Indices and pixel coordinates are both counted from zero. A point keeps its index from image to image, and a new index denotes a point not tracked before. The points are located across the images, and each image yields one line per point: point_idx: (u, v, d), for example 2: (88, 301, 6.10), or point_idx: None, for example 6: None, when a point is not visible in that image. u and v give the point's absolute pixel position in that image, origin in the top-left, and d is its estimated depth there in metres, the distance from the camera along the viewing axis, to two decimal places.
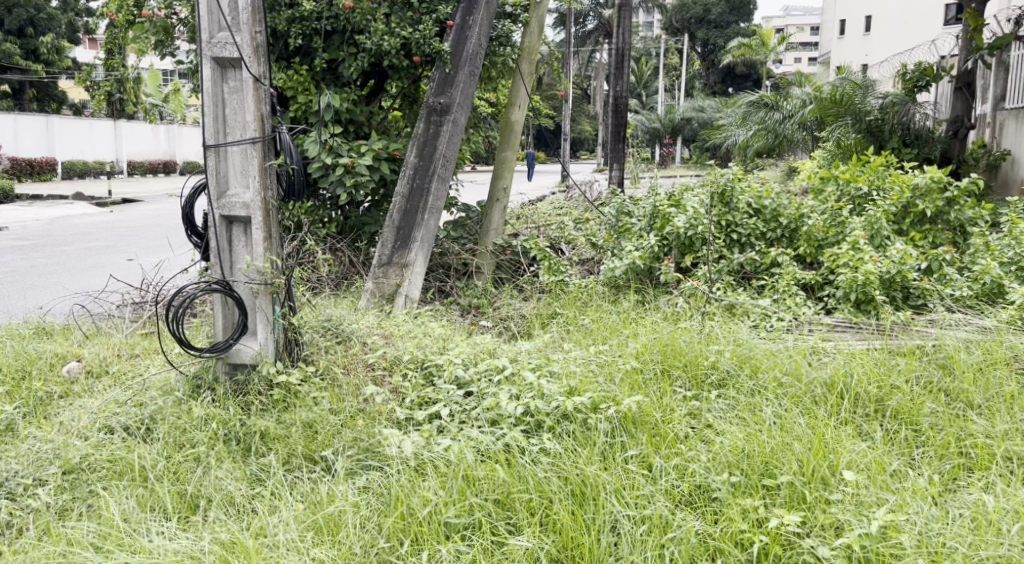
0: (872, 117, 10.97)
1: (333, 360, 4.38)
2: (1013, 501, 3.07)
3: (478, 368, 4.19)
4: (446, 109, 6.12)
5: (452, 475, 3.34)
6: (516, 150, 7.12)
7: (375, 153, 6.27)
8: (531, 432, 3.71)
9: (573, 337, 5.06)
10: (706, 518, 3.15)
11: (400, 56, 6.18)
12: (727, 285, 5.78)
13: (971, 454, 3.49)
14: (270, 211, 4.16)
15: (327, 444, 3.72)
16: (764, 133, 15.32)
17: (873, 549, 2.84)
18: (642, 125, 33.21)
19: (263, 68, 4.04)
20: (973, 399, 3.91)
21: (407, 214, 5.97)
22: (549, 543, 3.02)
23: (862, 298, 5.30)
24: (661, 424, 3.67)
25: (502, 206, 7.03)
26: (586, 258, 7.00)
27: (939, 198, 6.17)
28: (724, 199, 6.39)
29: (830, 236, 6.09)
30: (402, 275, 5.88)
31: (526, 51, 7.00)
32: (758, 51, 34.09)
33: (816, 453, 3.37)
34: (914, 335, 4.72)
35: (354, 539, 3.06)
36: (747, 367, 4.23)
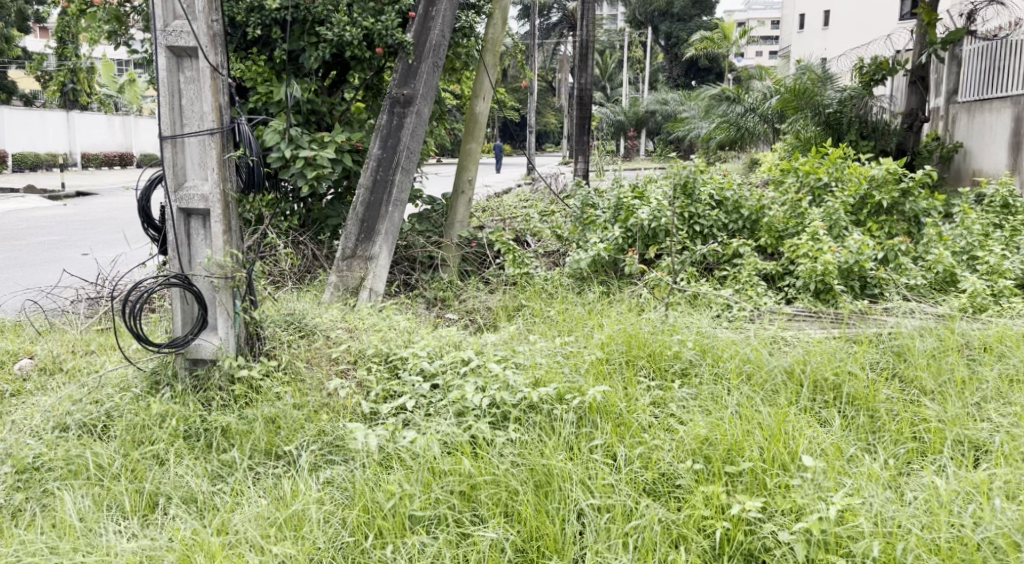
0: (831, 109, 11.15)
1: (296, 354, 4.35)
2: (964, 483, 3.14)
3: (444, 360, 4.19)
4: (410, 100, 6.05)
5: (418, 467, 3.35)
6: (480, 142, 7.09)
7: (338, 145, 6.22)
8: (497, 423, 3.72)
9: (538, 329, 5.08)
10: (670, 506, 3.20)
11: (362, 47, 6.15)
12: (690, 275, 5.84)
13: (924, 438, 3.57)
14: (230, 203, 4.11)
15: (291, 439, 3.70)
16: (726, 125, 15.48)
17: (831, 533, 2.89)
18: (607, 118, 33.34)
19: (220, 57, 3.98)
20: (925, 384, 3.99)
21: (371, 207, 5.93)
22: (514, 534, 3.04)
23: (821, 287, 5.41)
24: (625, 414, 3.70)
25: (467, 198, 6.99)
26: (551, 250, 7.00)
27: (894, 189, 6.33)
28: (687, 191, 6.44)
29: (790, 227, 6.22)
30: (366, 268, 5.88)
31: (490, 43, 6.99)
32: (721, 45, 34.29)
33: (776, 441, 3.42)
34: (871, 324, 4.82)
35: (318, 534, 3.04)
36: (709, 357, 4.29)
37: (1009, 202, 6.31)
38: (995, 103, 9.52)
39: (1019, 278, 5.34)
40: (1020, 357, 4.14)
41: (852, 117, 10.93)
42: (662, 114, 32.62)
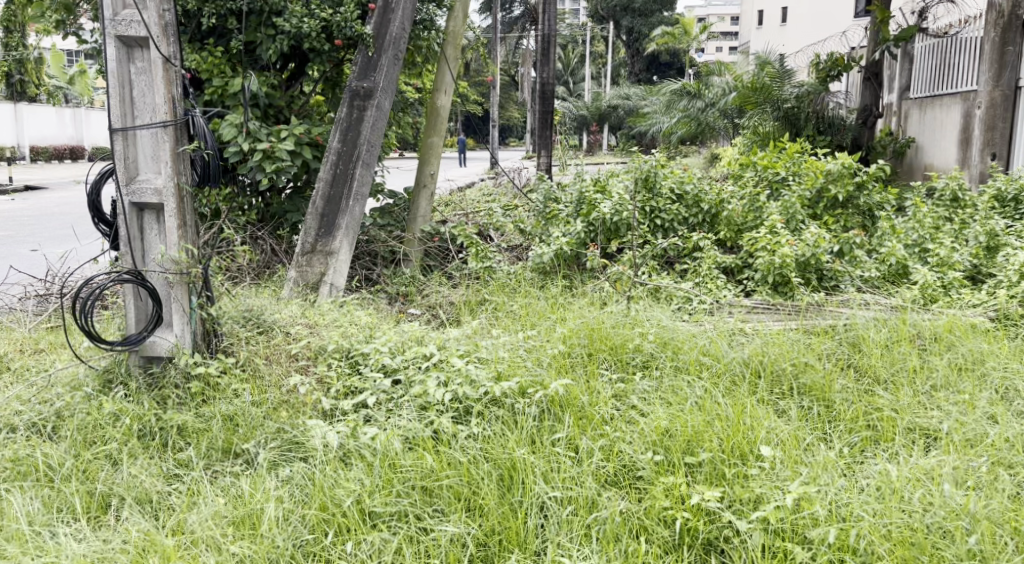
0: (789, 105, 11.32)
1: (254, 351, 4.29)
2: (915, 470, 3.21)
3: (406, 355, 4.16)
4: (370, 93, 5.98)
5: (379, 464, 3.33)
6: (441, 136, 7.05)
7: (297, 138, 6.15)
8: (460, 418, 3.72)
9: (501, 323, 5.08)
10: (631, 497, 3.23)
11: (321, 39, 6.06)
12: (651, 268, 5.89)
13: (877, 427, 3.64)
14: (185, 197, 4.04)
15: (249, 437, 3.66)
16: (687, 120, 15.65)
17: (787, 521, 2.94)
18: (569, 112, 33.37)
19: (173, 48, 3.90)
20: (879, 374, 4.08)
21: (331, 201, 5.86)
22: (476, 528, 3.04)
23: (779, 280, 5.50)
24: (587, 407, 3.73)
25: (428, 192, 6.95)
26: (514, 244, 7.01)
27: (850, 182, 6.39)
28: (647, 185, 6.47)
29: (749, 221, 6.28)
30: (326, 262, 5.84)
31: (450, 36, 6.93)
32: (682, 41, 34.51)
33: (735, 431, 3.46)
34: (827, 315, 4.90)
35: (276, 532, 3.01)
36: (669, 349, 4.33)
37: (959, 196, 6.43)
38: (945, 100, 9.70)
39: (969, 270, 5.45)
40: (969, 347, 4.23)
41: (809, 113, 11.12)
42: (624, 109, 32.69)
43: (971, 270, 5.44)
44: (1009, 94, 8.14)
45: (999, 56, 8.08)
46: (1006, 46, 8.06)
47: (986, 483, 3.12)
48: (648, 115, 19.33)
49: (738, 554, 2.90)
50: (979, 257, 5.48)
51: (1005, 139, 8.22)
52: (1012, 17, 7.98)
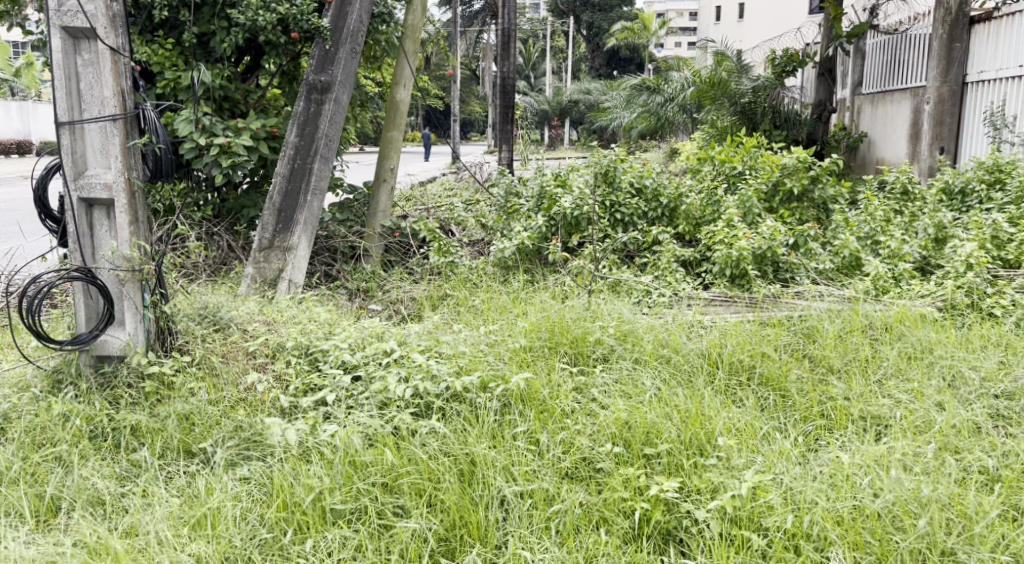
0: (746, 99, 11.43)
1: (211, 349, 4.22)
2: (867, 456, 3.27)
3: (367, 352, 4.13)
4: (327, 87, 5.91)
5: (338, 460, 3.31)
6: (401, 130, 6.99)
7: (253, 132, 6.06)
8: (421, 414, 3.71)
9: (463, 318, 5.08)
10: (591, 489, 3.25)
11: (276, 32, 5.98)
12: (612, 262, 5.93)
13: (831, 415, 3.71)
14: (136, 192, 3.97)
15: (204, 436, 3.61)
16: (647, 115, 15.68)
17: (744, 509, 2.98)
18: (531, 106, 33.39)
19: (121, 39, 3.83)
20: (833, 364, 4.16)
21: (288, 196, 5.80)
22: (437, 524, 3.04)
23: (736, 273, 5.58)
24: (548, 401, 3.74)
25: (388, 187, 6.90)
26: (476, 239, 7.00)
27: (805, 176, 6.50)
28: (607, 179, 6.50)
29: (707, 215, 6.35)
30: (284, 259, 5.78)
31: (410, 29, 6.92)
32: (641, 36, 34.70)
33: (693, 422, 3.51)
34: (783, 307, 4.98)
35: (233, 531, 2.98)
36: (629, 342, 4.37)
37: (909, 189, 6.58)
38: (896, 95, 9.87)
39: (918, 262, 5.56)
40: (918, 336, 4.33)
41: (766, 108, 11.30)
42: (584, 103, 32.81)
43: (921, 262, 5.56)
44: (956, 90, 8.33)
45: (946, 52, 8.25)
46: (954, 42, 8.23)
47: (933, 469, 3.19)
48: (608, 110, 19.46)
49: (696, 543, 2.94)
50: (928, 249, 5.59)
51: (953, 134, 8.43)
52: (960, 14, 8.14)
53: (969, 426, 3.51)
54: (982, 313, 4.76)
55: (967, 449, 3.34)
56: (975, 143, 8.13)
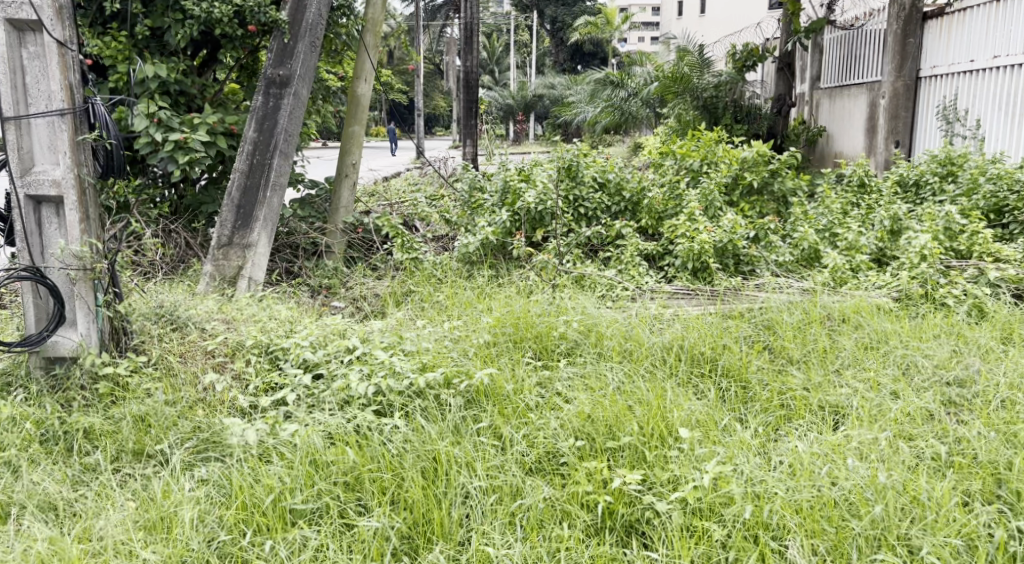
0: (707, 94, 11.58)
1: (168, 348, 4.15)
2: (826, 445, 3.31)
3: (328, 349, 4.08)
4: (286, 81, 5.82)
5: (299, 460, 3.28)
6: (363, 125, 6.92)
7: (210, 127, 5.97)
8: (383, 411, 3.68)
9: (427, 314, 5.05)
10: (555, 483, 3.26)
11: (233, 25, 5.86)
12: (576, 256, 5.95)
13: (790, 405, 3.75)
14: (86, 189, 3.89)
15: (161, 438, 3.55)
16: (611, 110, 15.50)
17: (705, 500, 3.01)
18: (495, 101, 33.31)
19: (68, 32, 3.73)
20: (792, 355, 4.21)
21: (247, 193, 5.71)
22: (400, 522, 3.02)
23: (698, 266, 5.63)
24: (512, 396, 3.74)
25: (351, 182, 6.81)
26: (440, 235, 6.96)
27: (764, 170, 6.59)
28: (571, 174, 6.51)
29: (669, 209, 6.37)
30: (244, 256, 5.71)
31: (371, 23, 6.81)
32: (604, 31, 34.72)
33: (654, 415, 3.52)
34: (744, 299, 5.03)
35: (190, 534, 2.93)
36: (593, 336, 4.38)
37: (865, 182, 6.68)
38: (852, 90, 10.01)
39: (875, 254, 5.65)
40: (874, 327, 4.40)
41: (727, 102, 11.44)
42: (548, 98, 32.79)
43: (877, 253, 5.64)
44: (911, 84, 8.48)
45: (901, 47, 8.40)
46: (908, 37, 8.37)
47: (888, 456, 3.24)
48: (572, 104, 19.50)
49: (659, 535, 2.96)
50: (885, 240, 5.67)
51: (908, 128, 8.59)
52: (913, 10, 8.28)
53: (922, 414, 3.56)
54: (936, 303, 4.85)
55: (920, 436, 3.40)
56: (928, 137, 8.28)
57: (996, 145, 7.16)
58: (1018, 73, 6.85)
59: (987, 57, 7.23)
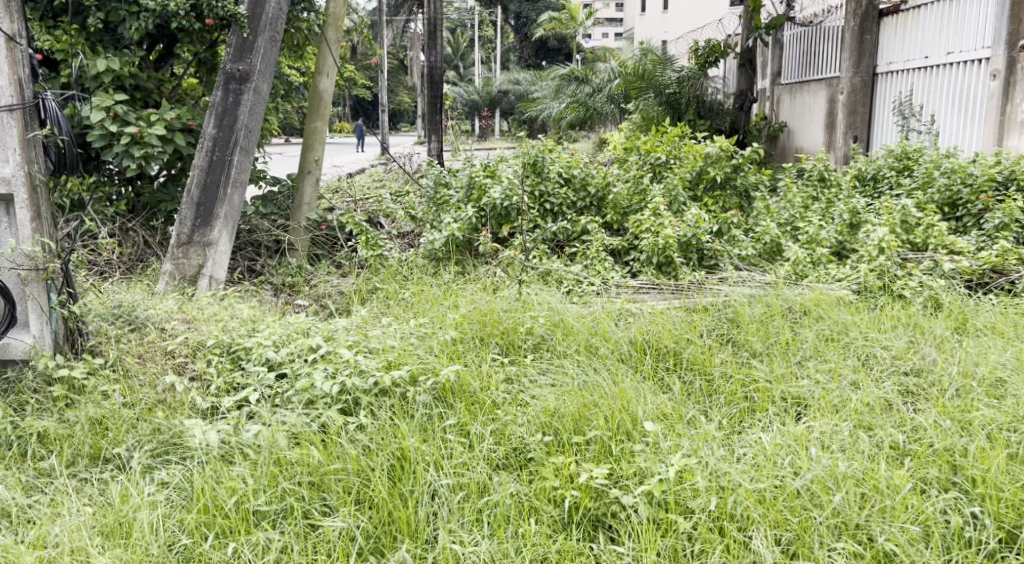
0: (670, 90, 11.65)
1: (126, 350, 4.07)
2: (788, 437, 3.34)
3: (292, 348, 4.02)
4: (246, 76, 5.72)
5: (263, 461, 3.23)
6: (325, 120, 6.84)
7: (167, 123, 5.85)
8: (349, 410, 3.63)
9: (392, 311, 5.01)
10: (523, 479, 3.25)
11: (190, 18, 5.79)
12: (542, 252, 5.94)
13: (754, 398, 3.78)
14: (37, 186, 3.80)
15: (119, 441, 3.47)
16: (576, 106, 15.46)
17: (670, 493, 3.02)
18: (460, 97, 33.15)
19: (16, 26, 3.66)
20: (755, 347, 4.25)
21: (207, 190, 5.62)
22: (365, 521, 2.99)
23: (663, 260, 5.64)
24: (479, 392, 3.72)
25: (314, 178, 6.72)
26: (405, 231, 6.91)
27: (727, 165, 6.63)
28: (536, 169, 6.50)
29: (634, 204, 6.40)
30: (204, 254, 5.61)
31: (332, 18, 6.71)
32: (569, 26, 34.71)
33: (621, 409, 3.53)
34: (707, 293, 5.06)
35: (150, 539, 2.87)
36: (560, 331, 4.38)
37: (825, 176, 6.75)
38: (813, 85, 10.13)
39: (835, 247, 5.70)
40: (835, 319, 4.45)
41: (689, 98, 11.53)
42: (513, 93, 32.72)
43: (838, 246, 5.69)
44: (868, 80, 8.64)
45: (858, 44, 8.55)
46: (865, 34, 8.53)
47: (849, 446, 3.28)
48: (537, 99, 19.50)
49: (625, 530, 2.96)
50: (844, 233, 5.74)
51: (866, 123, 8.73)
52: (869, 7, 8.43)
53: (881, 404, 3.61)
54: (894, 296, 4.91)
55: (880, 425, 3.44)
56: (885, 132, 8.42)
57: (949, 141, 7.28)
58: (970, 70, 6.97)
59: (941, 53, 7.34)
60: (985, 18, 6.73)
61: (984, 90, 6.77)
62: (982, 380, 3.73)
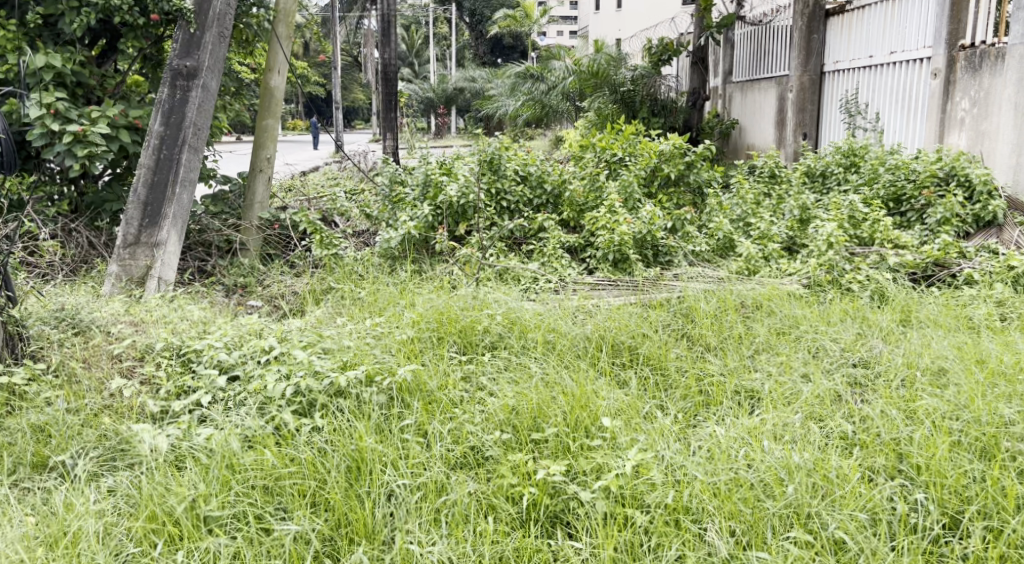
0: (625, 87, 11.72)
1: (70, 354, 3.96)
2: (741, 429, 3.37)
3: (244, 350, 3.94)
4: (194, 72, 5.60)
5: (215, 465, 3.16)
6: (276, 118, 6.72)
7: (112, 121, 5.69)
8: (303, 412, 3.57)
9: (348, 311, 4.95)
10: (480, 477, 3.23)
11: (134, 13, 5.67)
12: (499, 251, 5.91)
13: (708, 392, 3.81)
14: None
15: (63, 448, 3.38)
16: (531, 103, 15.54)
17: (627, 487, 3.04)
18: (416, 94, 32.93)
19: None
20: (709, 341, 4.29)
21: (154, 189, 5.50)
22: (321, 524, 2.94)
23: (618, 258, 5.65)
24: (435, 391, 3.69)
25: (265, 176, 6.61)
26: (360, 230, 6.84)
27: (680, 162, 6.69)
28: (492, 167, 6.47)
29: (589, 202, 6.43)
30: (152, 255, 5.48)
31: (281, 13, 6.60)
32: (523, 25, 34.66)
33: (578, 405, 3.53)
34: (662, 290, 5.10)
35: (96, 549, 2.80)
36: (517, 329, 4.37)
37: (776, 173, 6.87)
38: (762, 83, 10.29)
39: (786, 242, 5.78)
40: (785, 313, 4.52)
41: (643, 96, 11.63)
42: (469, 91, 32.54)
43: (788, 242, 5.77)
44: (816, 79, 8.79)
45: (805, 43, 8.74)
46: (812, 34, 8.70)
47: (800, 437, 3.32)
48: (494, 97, 19.47)
49: (583, 525, 2.96)
50: (794, 229, 5.83)
51: (814, 120, 8.89)
52: (816, 7, 8.62)
53: (831, 395, 3.67)
54: (842, 289, 4.99)
55: (829, 416, 3.49)
56: (832, 129, 8.58)
57: (893, 138, 7.45)
58: (911, 69, 7.13)
59: (884, 53, 7.50)
60: (924, 18, 6.89)
61: (926, 89, 6.92)
62: (925, 370, 3.80)
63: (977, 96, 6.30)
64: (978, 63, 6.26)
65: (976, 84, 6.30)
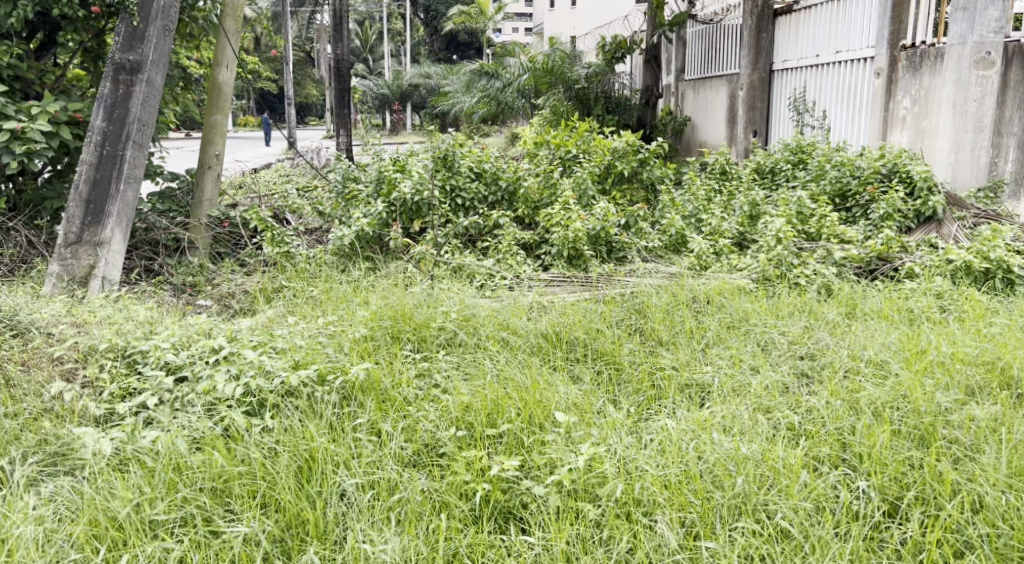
0: (579, 85, 11.78)
1: (7, 357, 3.84)
2: (692, 422, 3.41)
3: (192, 350, 3.85)
4: (137, 67, 5.46)
5: (161, 468, 3.10)
6: (225, 113, 6.60)
7: (52, 116, 5.52)
8: (253, 412, 3.52)
9: (300, 309, 4.89)
10: (433, 474, 3.21)
11: (73, 5, 5.55)
12: (454, 247, 5.89)
13: (660, 385, 3.85)
14: None
15: (2, 453, 3.28)
16: (487, 100, 15.53)
17: (580, 482, 3.05)
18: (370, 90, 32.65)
19: None
20: (661, 336, 4.33)
21: (97, 186, 5.36)
22: (271, 525, 2.90)
23: (573, 254, 5.67)
24: (389, 389, 3.66)
25: (214, 174, 6.50)
26: (313, 227, 6.74)
27: (633, 159, 6.75)
28: (447, 163, 6.43)
29: (544, 198, 6.44)
30: (95, 254, 5.35)
31: (229, 7, 6.44)
32: (478, 22, 34.53)
33: (531, 401, 3.53)
34: (616, 285, 5.13)
35: (35, 556, 2.72)
36: (471, 325, 4.35)
37: (726, 169, 6.97)
38: (713, 81, 10.42)
39: (737, 237, 5.85)
40: (736, 307, 4.59)
41: (598, 93, 11.71)
42: (424, 87, 32.35)
43: (738, 237, 5.84)
44: (765, 77, 8.93)
45: (755, 42, 8.87)
46: (761, 33, 8.83)
47: (748, 429, 3.37)
48: (449, 93, 19.42)
49: (535, 520, 2.96)
50: (745, 225, 5.92)
51: (764, 117, 9.03)
52: (765, 6, 8.74)
53: (779, 387, 3.72)
54: (790, 283, 5.07)
55: (777, 408, 3.54)
56: (781, 127, 8.72)
57: (839, 135, 7.58)
58: (856, 68, 7.28)
59: (830, 52, 7.64)
60: (868, 18, 7.03)
61: (870, 87, 7.07)
62: (869, 361, 3.88)
63: (918, 95, 6.46)
64: (919, 62, 6.40)
65: (917, 83, 6.44)
